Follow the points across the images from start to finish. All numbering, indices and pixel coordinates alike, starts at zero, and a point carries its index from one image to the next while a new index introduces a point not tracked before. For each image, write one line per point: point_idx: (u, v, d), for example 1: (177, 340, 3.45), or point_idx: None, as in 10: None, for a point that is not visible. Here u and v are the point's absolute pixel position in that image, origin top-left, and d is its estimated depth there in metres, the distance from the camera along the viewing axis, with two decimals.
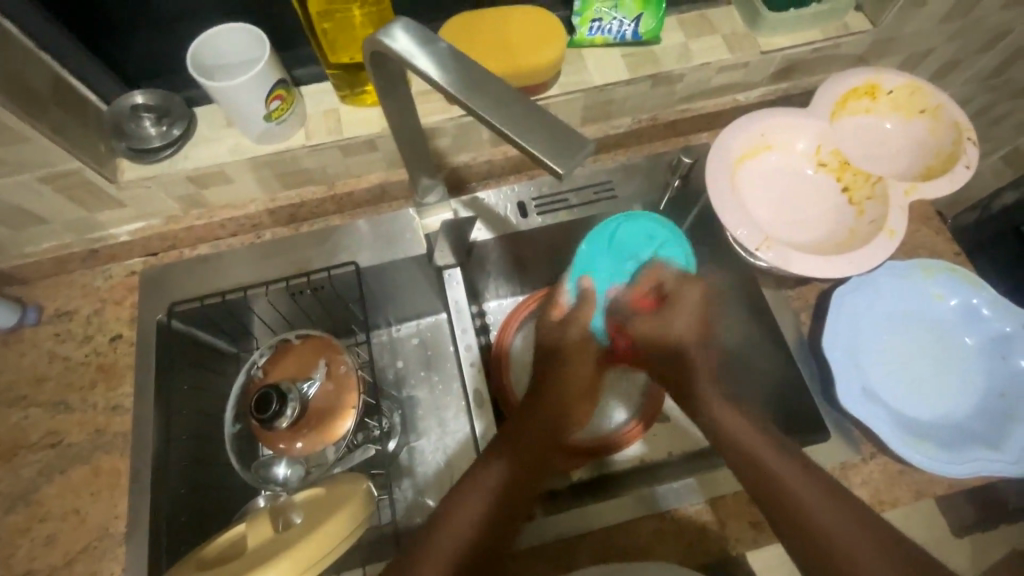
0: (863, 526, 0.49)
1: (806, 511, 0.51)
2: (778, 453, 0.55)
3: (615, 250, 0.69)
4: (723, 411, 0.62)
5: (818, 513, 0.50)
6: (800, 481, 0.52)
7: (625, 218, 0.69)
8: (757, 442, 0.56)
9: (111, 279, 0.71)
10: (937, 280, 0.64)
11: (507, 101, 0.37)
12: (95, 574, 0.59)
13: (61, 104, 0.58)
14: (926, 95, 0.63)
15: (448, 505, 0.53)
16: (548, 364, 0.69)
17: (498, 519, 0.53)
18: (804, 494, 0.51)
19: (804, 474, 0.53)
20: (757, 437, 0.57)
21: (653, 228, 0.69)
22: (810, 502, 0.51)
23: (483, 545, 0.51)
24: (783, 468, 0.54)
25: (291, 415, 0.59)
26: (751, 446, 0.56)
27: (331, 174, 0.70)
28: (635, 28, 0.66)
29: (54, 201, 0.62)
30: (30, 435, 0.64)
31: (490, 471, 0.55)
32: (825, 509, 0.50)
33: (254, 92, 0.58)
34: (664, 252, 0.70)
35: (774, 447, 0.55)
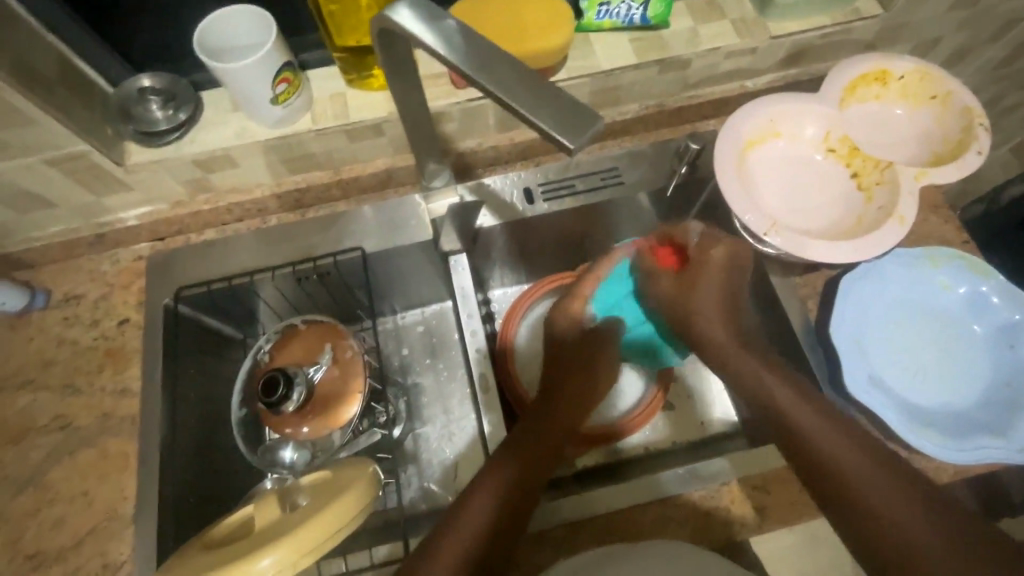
0: (923, 512, 0.47)
1: (860, 495, 0.49)
2: (840, 440, 0.52)
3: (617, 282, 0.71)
4: (787, 397, 0.56)
5: (874, 502, 0.48)
6: (856, 466, 0.50)
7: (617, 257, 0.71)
8: (817, 425, 0.53)
9: (117, 264, 0.71)
10: (945, 267, 0.64)
11: (516, 77, 0.37)
12: (104, 554, 0.59)
13: (68, 87, 0.58)
14: (936, 81, 0.63)
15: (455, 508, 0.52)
16: (566, 363, 0.68)
17: (502, 522, 0.51)
18: (840, 457, 0.51)
19: (864, 460, 0.50)
20: (816, 423, 0.54)
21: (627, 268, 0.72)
22: (870, 493, 0.49)
23: (490, 548, 0.50)
24: (842, 453, 0.51)
25: (298, 399, 0.59)
26: (795, 421, 0.54)
27: (337, 159, 0.70)
28: (643, 12, 0.65)
29: (62, 184, 0.62)
30: (39, 417, 0.64)
31: (496, 470, 0.54)
32: (879, 485, 0.49)
33: (260, 75, 0.57)
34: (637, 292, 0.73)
35: (828, 427, 0.53)
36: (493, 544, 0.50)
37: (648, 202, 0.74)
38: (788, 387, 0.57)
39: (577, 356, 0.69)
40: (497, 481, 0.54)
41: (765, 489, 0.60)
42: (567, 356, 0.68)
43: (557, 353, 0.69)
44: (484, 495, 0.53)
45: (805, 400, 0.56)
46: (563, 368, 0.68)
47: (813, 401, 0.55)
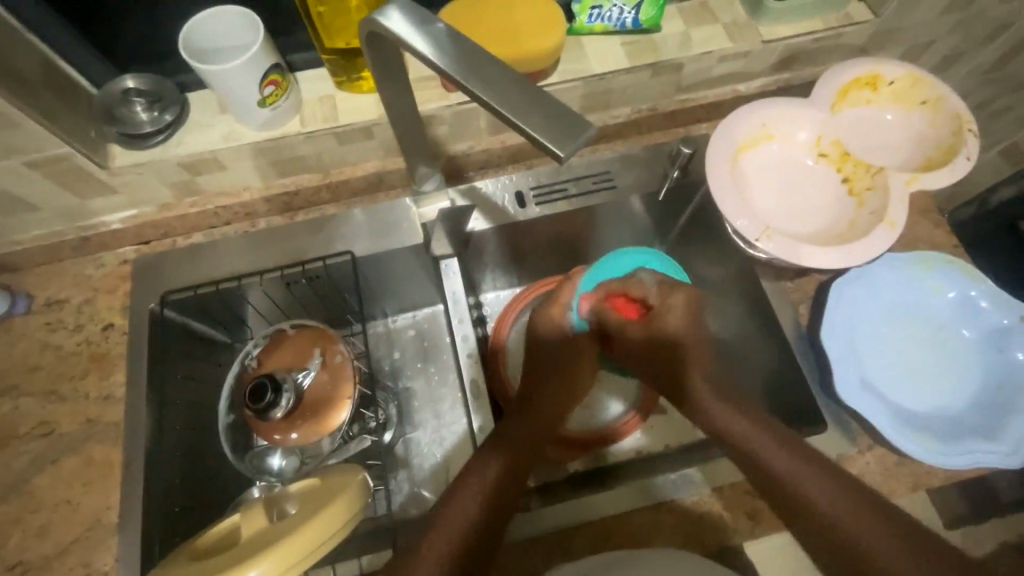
0: (884, 532, 0.46)
1: (824, 516, 0.48)
2: (793, 462, 0.51)
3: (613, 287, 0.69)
4: (734, 420, 0.56)
5: (839, 522, 0.47)
6: (812, 485, 0.49)
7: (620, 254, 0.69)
8: (772, 449, 0.53)
9: (102, 268, 0.70)
10: (935, 272, 0.64)
11: (506, 83, 0.36)
12: (87, 564, 0.58)
13: (50, 88, 0.57)
14: (927, 86, 0.63)
15: (439, 509, 0.52)
16: (547, 362, 0.67)
17: (488, 521, 0.51)
18: (785, 474, 0.51)
19: (821, 478, 0.50)
20: (771, 445, 0.53)
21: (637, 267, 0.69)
22: (826, 513, 0.48)
23: (477, 548, 0.50)
24: (792, 472, 0.51)
25: (287, 405, 0.59)
26: (746, 438, 0.54)
27: (327, 162, 0.69)
28: (635, 16, 0.65)
29: (45, 187, 0.61)
30: (21, 424, 0.63)
31: (482, 469, 0.54)
32: (831, 501, 0.48)
33: (248, 76, 0.57)
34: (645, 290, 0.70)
35: (782, 448, 0.52)
36: (478, 543, 0.50)
37: (640, 206, 0.73)
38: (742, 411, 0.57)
39: (561, 360, 0.68)
40: (485, 481, 0.53)
41: (757, 494, 0.60)
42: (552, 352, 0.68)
43: (540, 355, 0.68)
44: (472, 495, 0.52)
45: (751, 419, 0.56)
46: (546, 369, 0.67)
47: (765, 425, 0.55)
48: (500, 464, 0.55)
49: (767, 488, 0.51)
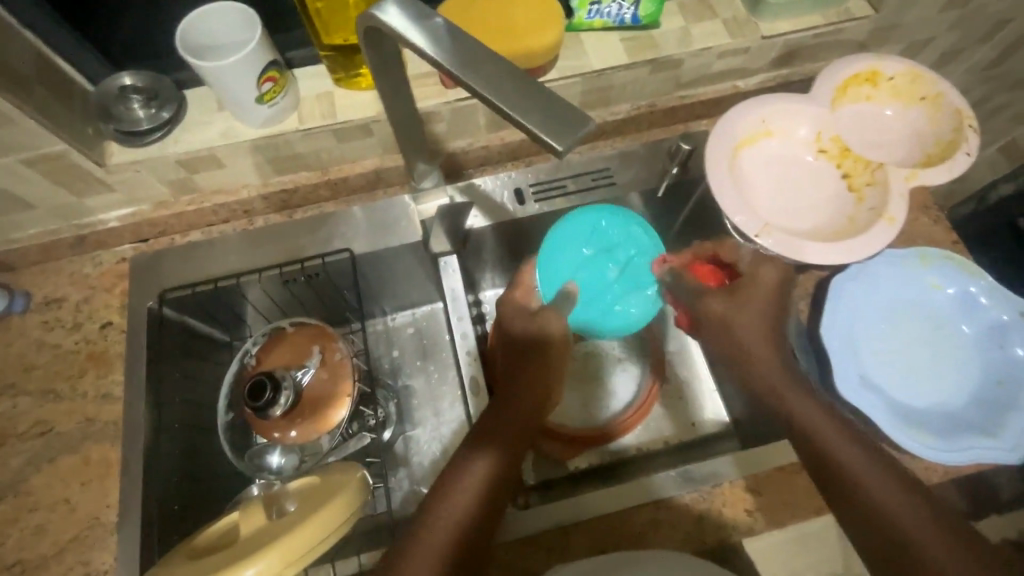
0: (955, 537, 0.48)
1: (884, 516, 0.50)
2: (866, 459, 0.52)
3: (595, 237, 0.64)
4: (807, 410, 0.55)
5: (900, 523, 0.49)
6: (880, 485, 0.51)
7: (607, 209, 0.64)
8: (838, 440, 0.53)
9: (100, 266, 0.70)
10: (934, 268, 0.64)
11: (505, 78, 0.36)
12: (86, 563, 0.58)
13: (46, 85, 0.56)
14: (927, 82, 0.63)
15: (431, 500, 0.52)
16: (524, 363, 0.63)
17: (482, 515, 0.51)
18: (846, 459, 0.52)
19: (888, 479, 0.51)
20: (849, 444, 0.53)
21: (632, 231, 0.65)
22: (886, 507, 0.50)
23: (472, 545, 0.50)
24: (855, 461, 0.52)
25: (285, 403, 0.59)
26: (814, 425, 0.54)
27: (325, 159, 0.69)
28: (634, 12, 0.65)
29: (41, 184, 0.61)
30: (19, 423, 0.63)
31: (472, 464, 0.54)
32: (891, 496, 0.50)
33: (245, 72, 0.56)
34: (637, 261, 0.65)
35: (852, 443, 0.53)
36: (472, 538, 0.50)
37: (639, 203, 0.73)
38: (814, 401, 0.56)
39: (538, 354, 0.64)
40: (478, 477, 0.53)
41: (757, 490, 0.60)
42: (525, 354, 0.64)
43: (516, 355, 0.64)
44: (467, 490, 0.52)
45: (822, 405, 0.56)
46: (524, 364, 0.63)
47: (831, 413, 0.55)
48: (494, 459, 0.54)
49: (822, 473, 0.53)
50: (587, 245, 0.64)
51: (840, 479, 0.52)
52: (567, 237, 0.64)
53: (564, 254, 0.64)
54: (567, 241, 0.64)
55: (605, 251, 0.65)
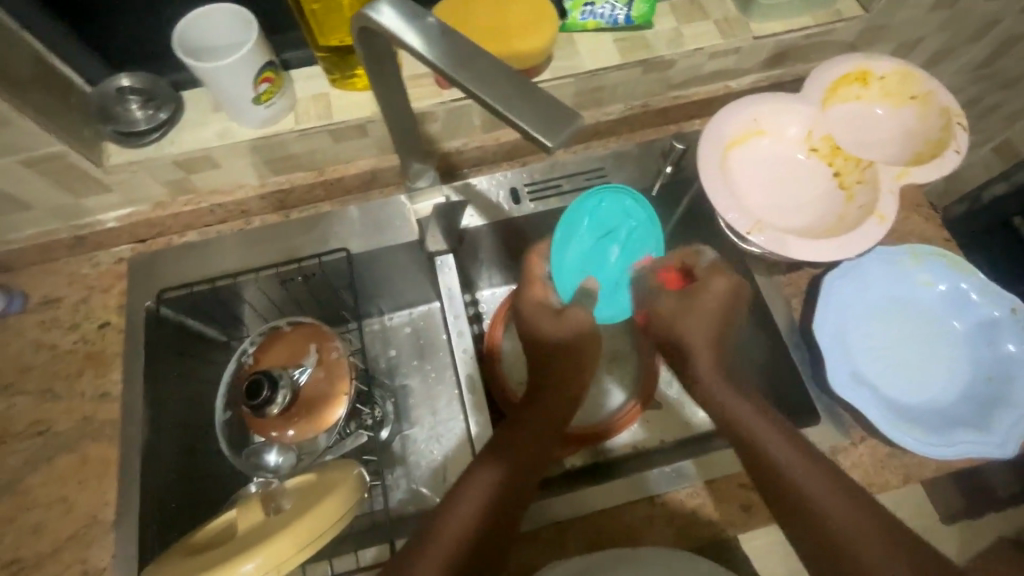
0: (889, 537, 0.47)
1: (816, 515, 0.49)
2: (800, 459, 0.52)
3: (595, 223, 0.66)
4: (743, 409, 0.56)
5: (833, 522, 0.48)
6: (817, 485, 0.50)
7: (604, 191, 0.66)
8: (778, 441, 0.53)
9: (98, 267, 0.70)
10: (925, 265, 0.64)
11: (497, 76, 0.36)
12: (84, 561, 0.58)
13: (44, 86, 0.57)
14: (917, 81, 0.63)
15: (441, 507, 0.52)
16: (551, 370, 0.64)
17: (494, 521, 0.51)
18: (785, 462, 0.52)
19: (825, 478, 0.51)
20: (784, 443, 0.53)
21: (629, 206, 0.67)
22: (826, 508, 0.49)
23: (482, 546, 0.50)
24: (794, 463, 0.52)
25: (283, 401, 0.59)
26: (753, 430, 0.54)
27: (321, 159, 0.69)
28: (627, 13, 0.65)
29: (39, 185, 0.61)
30: (17, 423, 0.63)
31: (484, 472, 0.54)
32: (831, 499, 0.49)
33: (241, 74, 0.57)
34: (637, 235, 0.68)
35: (790, 443, 0.53)
36: (484, 542, 0.50)
37: None
38: (753, 404, 0.57)
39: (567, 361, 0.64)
40: (490, 484, 0.53)
41: (751, 486, 0.60)
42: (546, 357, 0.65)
43: (544, 360, 0.65)
44: (479, 494, 0.52)
45: (759, 410, 0.56)
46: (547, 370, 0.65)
47: (767, 414, 0.56)
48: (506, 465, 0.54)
49: (761, 478, 0.52)
50: (588, 233, 0.67)
51: (777, 482, 0.51)
52: (569, 230, 0.66)
53: (568, 248, 0.66)
54: (570, 233, 0.66)
55: (604, 234, 0.67)
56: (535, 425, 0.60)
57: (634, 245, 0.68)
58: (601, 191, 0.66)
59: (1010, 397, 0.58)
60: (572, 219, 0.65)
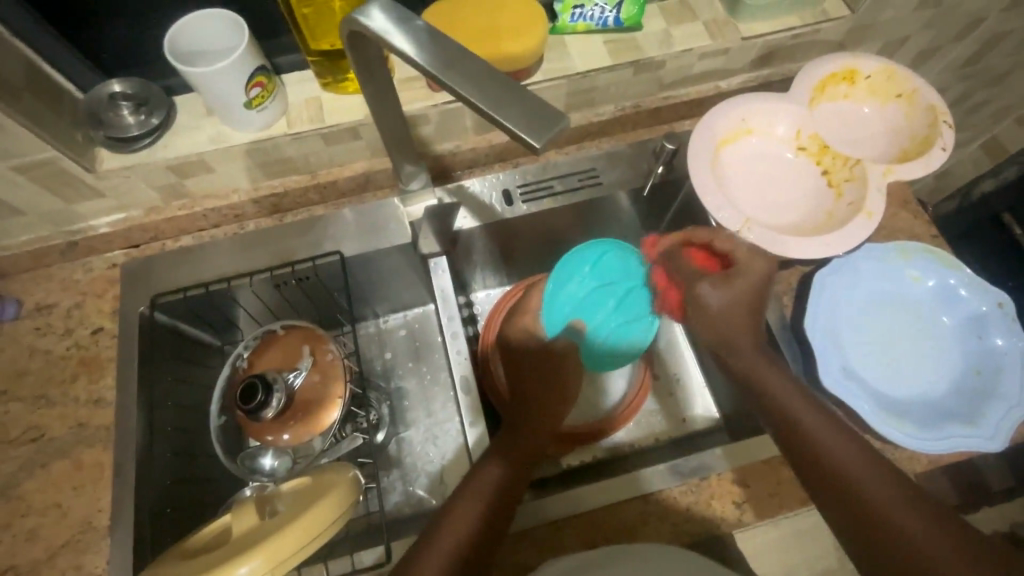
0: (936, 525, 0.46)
1: (858, 491, 0.50)
2: (844, 445, 0.52)
3: (599, 275, 0.69)
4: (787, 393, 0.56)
5: (878, 507, 0.48)
6: (861, 467, 0.51)
7: (610, 244, 0.69)
8: (812, 420, 0.54)
9: (90, 272, 0.70)
10: (915, 261, 0.65)
11: (484, 78, 0.37)
12: (79, 567, 0.58)
13: (35, 92, 0.57)
14: (902, 80, 0.64)
15: (445, 512, 0.53)
16: (527, 376, 0.69)
17: (493, 520, 0.52)
18: (832, 448, 0.52)
19: (870, 466, 0.51)
20: (832, 434, 0.53)
21: (638, 265, 0.69)
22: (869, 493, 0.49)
23: (483, 546, 0.51)
24: (839, 449, 0.52)
25: (278, 405, 0.58)
26: (790, 408, 0.55)
27: (315, 163, 0.70)
28: (617, 15, 0.66)
29: (31, 191, 0.61)
30: (11, 430, 0.63)
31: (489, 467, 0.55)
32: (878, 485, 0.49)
33: (232, 79, 0.57)
34: (635, 293, 0.70)
35: (833, 433, 0.53)
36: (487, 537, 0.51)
37: (627, 202, 0.74)
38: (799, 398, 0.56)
39: (538, 366, 0.70)
40: (487, 484, 0.54)
41: (746, 482, 0.61)
42: (534, 357, 0.70)
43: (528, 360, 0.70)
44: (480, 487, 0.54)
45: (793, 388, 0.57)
46: (524, 377, 0.69)
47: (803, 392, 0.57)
48: (496, 466, 0.56)
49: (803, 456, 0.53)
50: (590, 279, 0.70)
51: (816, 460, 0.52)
52: (570, 274, 0.70)
53: (567, 287, 0.70)
54: (570, 274, 0.70)
55: (607, 284, 0.69)
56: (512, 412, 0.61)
57: (632, 303, 0.70)
58: (610, 243, 0.69)
59: (999, 389, 0.59)
60: (575, 262, 0.69)
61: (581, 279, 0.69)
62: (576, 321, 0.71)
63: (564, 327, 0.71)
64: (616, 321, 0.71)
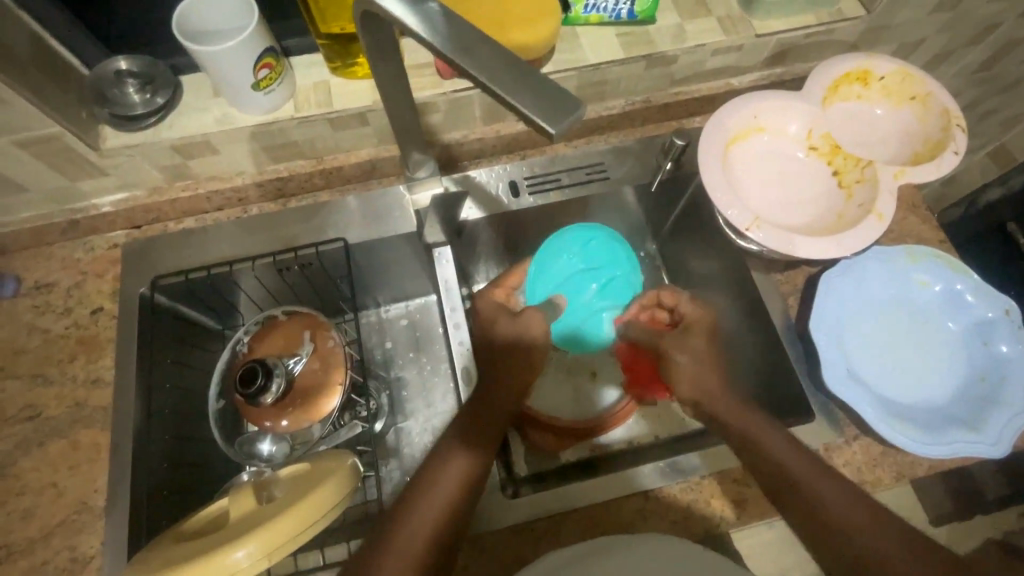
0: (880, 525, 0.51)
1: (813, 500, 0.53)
2: (819, 476, 0.55)
3: (585, 255, 0.72)
4: (764, 432, 0.58)
5: (834, 513, 0.52)
6: (814, 476, 0.54)
7: (599, 230, 0.73)
8: (771, 435, 0.57)
9: (92, 252, 0.69)
10: (922, 265, 0.65)
11: (499, 63, 0.36)
12: (74, 547, 0.58)
13: (40, 66, 0.56)
14: (916, 82, 0.64)
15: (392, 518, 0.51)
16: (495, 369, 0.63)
17: (452, 523, 0.51)
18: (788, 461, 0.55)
19: (834, 486, 0.54)
20: (786, 445, 0.57)
21: (625, 255, 0.73)
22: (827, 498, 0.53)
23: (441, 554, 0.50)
24: (796, 463, 0.55)
25: (277, 391, 0.58)
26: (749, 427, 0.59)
27: (321, 148, 0.69)
28: (630, 8, 0.65)
29: (34, 167, 0.61)
30: (7, 407, 0.62)
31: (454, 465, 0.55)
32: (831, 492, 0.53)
33: (242, 60, 0.56)
34: (615, 282, 0.73)
35: (795, 450, 0.56)
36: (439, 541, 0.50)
37: (633, 197, 0.74)
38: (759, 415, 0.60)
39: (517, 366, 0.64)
40: (450, 480, 0.54)
41: (745, 482, 0.60)
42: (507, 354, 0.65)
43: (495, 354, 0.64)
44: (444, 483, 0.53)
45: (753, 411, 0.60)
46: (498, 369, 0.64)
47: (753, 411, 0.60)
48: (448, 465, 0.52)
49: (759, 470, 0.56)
50: (577, 260, 0.72)
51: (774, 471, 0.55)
52: (560, 250, 0.72)
53: (555, 263, 0.72)
54: (560, 248, 0.72)
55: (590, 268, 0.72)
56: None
57: (614, 289, 0.73)
58: (599, 229, 0.73)
59: (1003, 395, 0.58)
60: (563, 241, 0.72)
61: (569, 257, 0.72)
62: (559, 297, 0.71)
63: (545, 300, 0.71)
64: (597, 305, 0.73)
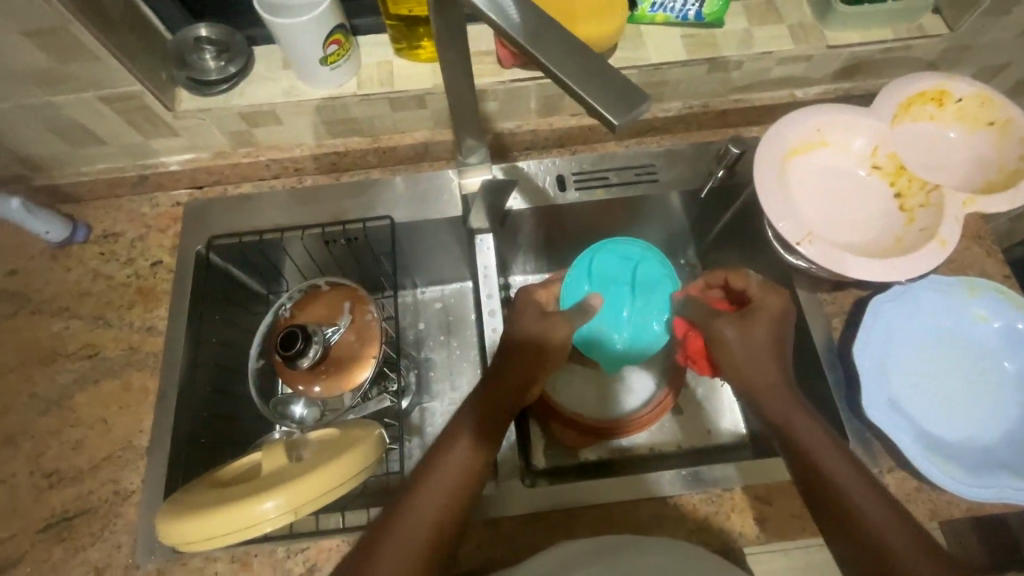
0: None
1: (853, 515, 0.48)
2: (862, 486, 0.49)
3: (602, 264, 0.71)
4: (810, 433, 0.52)
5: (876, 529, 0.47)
6: (853, 482, 0.49)
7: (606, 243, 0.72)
8: (816, 436, 0.51)
9: (156, 208, 0.73)
10: (982, 299, 0.62)
11: (569, 52, 0.36)
12: (116, 481, 0.61)
13: (131, 27, 0.60)
14: (996, 107, 0.61)
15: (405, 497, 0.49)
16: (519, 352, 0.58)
17: (456, 511, 0.49)
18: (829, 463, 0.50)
19: (878, 497, 0.49)
20: (832, 450, 0.51)
21: (624, 251, 0.72)
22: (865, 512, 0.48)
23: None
24: (836, 466, 0.50)
25: (314, 356, 0.60)
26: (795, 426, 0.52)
27: (379, 127, 0.71)
28: (698, 9, 0.65)
29: (114, 122, 0.64)
30: (69, 344, 0.67)
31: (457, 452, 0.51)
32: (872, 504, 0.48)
33: (313, 34, 0.58)
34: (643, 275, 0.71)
35: (837, 452, 0.51)
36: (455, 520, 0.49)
37: (679, 203, 0.73)
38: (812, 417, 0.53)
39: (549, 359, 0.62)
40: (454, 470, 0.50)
41: (768, 500, 0.59)
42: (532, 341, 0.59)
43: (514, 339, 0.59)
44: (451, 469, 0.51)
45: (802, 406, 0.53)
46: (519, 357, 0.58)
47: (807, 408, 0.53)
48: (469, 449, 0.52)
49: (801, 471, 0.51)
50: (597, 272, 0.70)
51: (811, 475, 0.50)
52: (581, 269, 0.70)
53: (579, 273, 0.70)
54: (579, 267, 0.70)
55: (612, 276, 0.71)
56: (509, 370, 0.56)
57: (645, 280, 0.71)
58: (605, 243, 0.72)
59: None
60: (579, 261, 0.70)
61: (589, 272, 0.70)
62: (593, 297, 0.65)
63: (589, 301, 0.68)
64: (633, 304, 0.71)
